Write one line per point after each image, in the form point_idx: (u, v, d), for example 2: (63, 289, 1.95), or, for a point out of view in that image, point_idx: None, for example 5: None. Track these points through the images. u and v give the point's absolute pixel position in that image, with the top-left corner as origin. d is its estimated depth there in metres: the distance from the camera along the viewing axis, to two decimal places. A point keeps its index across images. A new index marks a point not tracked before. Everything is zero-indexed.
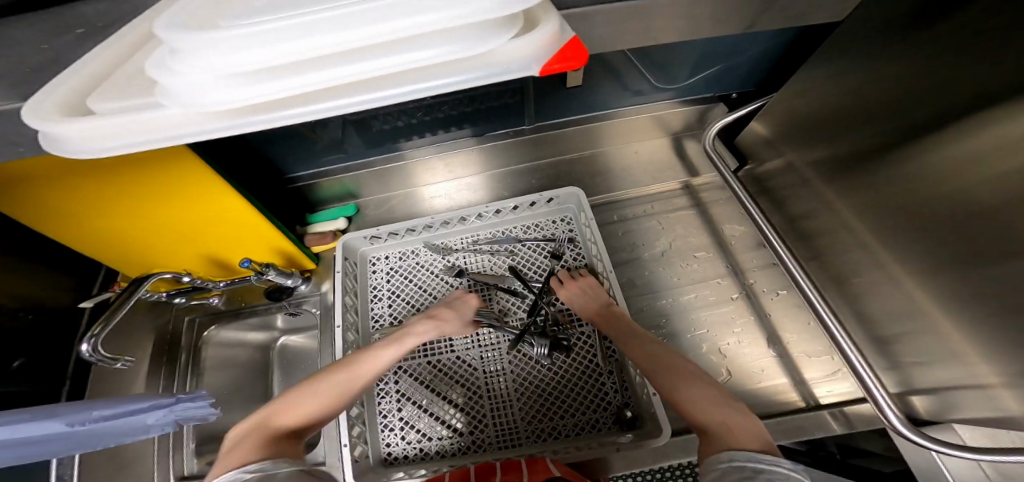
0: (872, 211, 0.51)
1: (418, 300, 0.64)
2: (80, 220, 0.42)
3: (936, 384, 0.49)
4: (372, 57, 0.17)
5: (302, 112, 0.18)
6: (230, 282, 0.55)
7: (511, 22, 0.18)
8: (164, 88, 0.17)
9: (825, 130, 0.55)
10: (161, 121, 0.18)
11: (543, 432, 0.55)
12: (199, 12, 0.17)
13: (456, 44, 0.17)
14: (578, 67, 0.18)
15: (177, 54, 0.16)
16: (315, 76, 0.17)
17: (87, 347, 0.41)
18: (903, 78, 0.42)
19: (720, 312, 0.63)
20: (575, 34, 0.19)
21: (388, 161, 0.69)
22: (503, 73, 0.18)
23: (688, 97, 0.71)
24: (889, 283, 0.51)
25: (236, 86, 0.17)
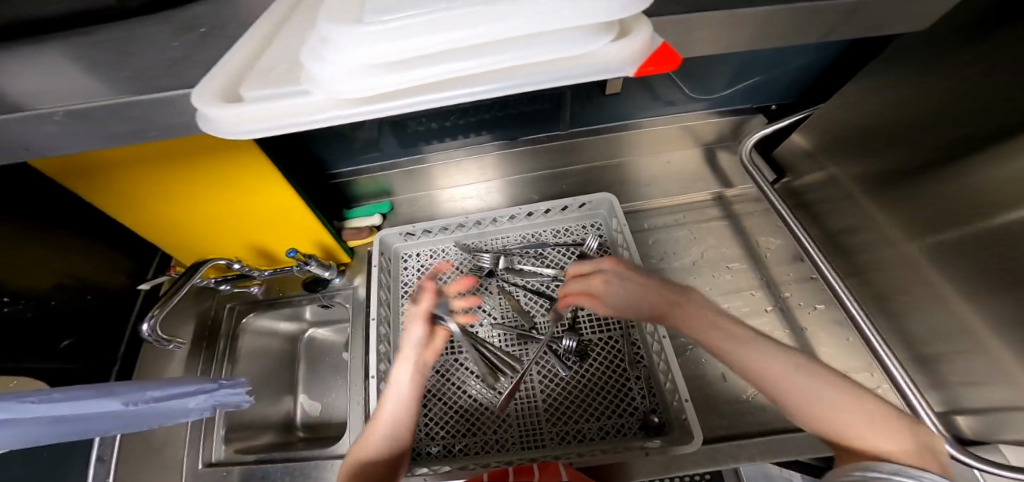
0: (925, 225, 0.50)
1: (449, 298, 0.65)
2: (149, 205, 0.45)
3: (985, 405, 0.47)
4: (498, 51, 0.17)
5: (426, 100, 0.18)
6: (273, 271, 0.57)
7: (609, 27, 0.18)
8: (315, 79, 0.18)
9: (872, 143, 0.55)
10: (299, 108, 0.19)
11: (568, 434, 0.55)
12: (338, 7, 0.18)
13: (572, 41, 0.17)
14: (670, 70, 0.19)
15: (330, 48, 0.17)
16: (458, 64, 0.17)
17: (147, 328, 0.43)
18: (965, 87, 0.42)
19: (753, 324, 0.62)
20: (663, 40, 0.20)
21: (416, 163, 0.71)
22: (602, 74, 0.19)
23: (721, 108, 0.71)
24: (938, 300, 0.50)
25: (367, 77, 0.17)
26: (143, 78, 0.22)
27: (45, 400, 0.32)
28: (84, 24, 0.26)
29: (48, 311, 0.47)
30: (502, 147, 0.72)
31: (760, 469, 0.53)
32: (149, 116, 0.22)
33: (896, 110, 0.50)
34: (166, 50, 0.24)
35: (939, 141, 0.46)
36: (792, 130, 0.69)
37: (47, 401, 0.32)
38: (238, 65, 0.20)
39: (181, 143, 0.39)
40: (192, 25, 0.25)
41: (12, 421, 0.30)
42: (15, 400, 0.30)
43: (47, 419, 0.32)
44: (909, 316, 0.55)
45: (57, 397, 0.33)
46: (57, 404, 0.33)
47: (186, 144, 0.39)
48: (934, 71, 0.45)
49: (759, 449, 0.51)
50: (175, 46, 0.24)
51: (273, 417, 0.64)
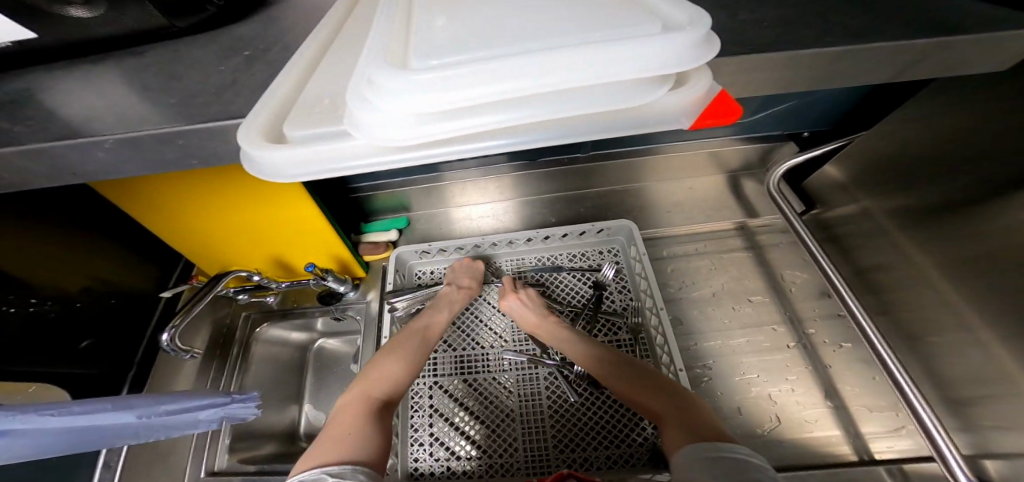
0: (964, 266, 0.48)
1: (461, 319, 0.64)
2: (176, 215, 0.46)
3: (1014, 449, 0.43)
4: (551, 104, 0.17)
5: (478, 146, 0.19)
6: (290, 283, 0.57)
7: (666, 77, 0.18)
8: (356, 117, 0.17)
9: (910, 180, 0.53)
10: (346, 152, 0.19)
11: (575, 462, 0.53)
12: (387, 47, 0.18)
13: (620, 93, 0.17)
14: (732, 122, 0.19)
15: (375, 91, 0.17)
16: (511, 116, 0.17)
17: (168, 336, 0.43)
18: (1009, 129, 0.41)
19: (775, 358, 0.59)
20: (722, 87, 0.19)
21: (429, 182, 0.70)
22: (658, 124, 0.19)
23: (749, 135, 0.69)
24: (979, 351, 0.47)
25: (416, 125, 0.17)
26: (191, 104, 0.23)
27: (64, 412, 0.33)
28: (136, 43, 0.27)
29: (72, 313, 0.48)
30: (522, 169, 0.71)
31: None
32: (190, 145, 0.23)
33: (939, 147, 0.49)
34: (212, 74, 0.25)
35: (986, 178, 0.44)
36: (826, 161, 0.67)
37: (64, 414, 0.33)
38: (283, 103, 0.21)
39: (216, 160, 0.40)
40: (240, 46, 0.26)
41: (30, 431, 0.31)
42: (35, 413, 0.31)
43: (62, 429, 0.33)
44: (942, 360, 0.52)
45: (76, 409, 0.34)
46: (75, 415, 0.34)
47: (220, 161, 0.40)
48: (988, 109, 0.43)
49: None
50: (221, 71, 0.25)
51: (278, 425, 0.64)
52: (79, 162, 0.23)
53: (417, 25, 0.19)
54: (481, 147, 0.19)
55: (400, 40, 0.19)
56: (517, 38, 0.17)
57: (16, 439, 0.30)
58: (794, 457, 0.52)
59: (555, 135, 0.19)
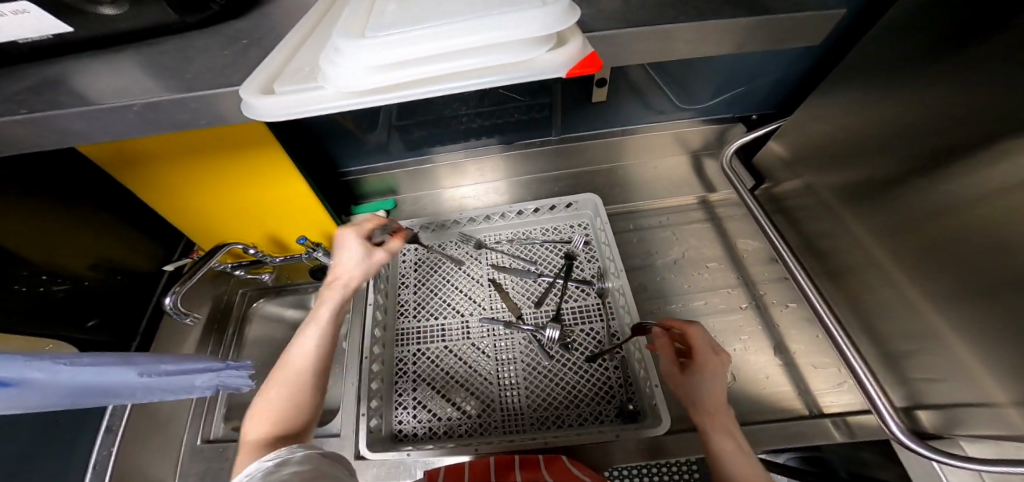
0: (886, 230, 0.54)
1: (442, 289, 0.69)
2: (177, 194, 0.50)
3: (950, 401, 0.49)
4: (475, 55, 0.22)
5: (418, 92, 0.23)
6: (284, 258, 0.63)
7: (548, 39, 0.24)
8: (329, 73, 0.23)
9: (841, 156, 0.59)
10: (315, 98, 0.23)
11: (548, 420, 0.58)
12: (353, 22, 0.24)
13: (524, 48, 0.23)
14: (593, 72, 0.25)
15: (342, 53, 0.23)
16: (440, 66, 0.22)
17: (170, 300, 0.48)
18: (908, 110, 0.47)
19: (731, 320, 0.65)
20: (592, 50, 0.25)
21: (422, 163, 0.76)
22: (544, 74, 0.23)
23: (709, 117, 0.76)
24: (902, 306, 0.53)
25: (375, 74, 0.22)
26: (201, 78, 0.28)
27: (75, 363, 0.37)
28: (155, 36, 0.32)
29: (81, 291, 0.52)
30: (500, 150, 0.77)
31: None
32: (201, 108, 0.28)
33: (862, 127, 0.54)
34: (217, 55, 0.30)
35: (899, 158, 0.49)
36: (769, 139, 0.74)
37: (73, 365, 0.37)
38: (273, 72, 0.26)
39: (208, 136, 0.44)
40: (239, 38, 0.31)
41: (44, 382, 0.34)
42: (50, 361, 0.35)
43: (70, 383, 0.37)
44: (877, 317, 0.58)
45: (86, 361, 0.38)
46: (84, 367, 0.38)
47: (211, 137, 0.44)
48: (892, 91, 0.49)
49: None
50: (225, 53, 0.30)
51: None
52: (111, 123, 0.28)
53: (378, 6, 0.25)
54: (419, 92, 0.23)
55: (363, 19, 0.24)
56: (452, 11, 0.23)
57: (30, 388, 0.33)
58: (749, 412, 0.57)
59: (485, 81, 0.23)
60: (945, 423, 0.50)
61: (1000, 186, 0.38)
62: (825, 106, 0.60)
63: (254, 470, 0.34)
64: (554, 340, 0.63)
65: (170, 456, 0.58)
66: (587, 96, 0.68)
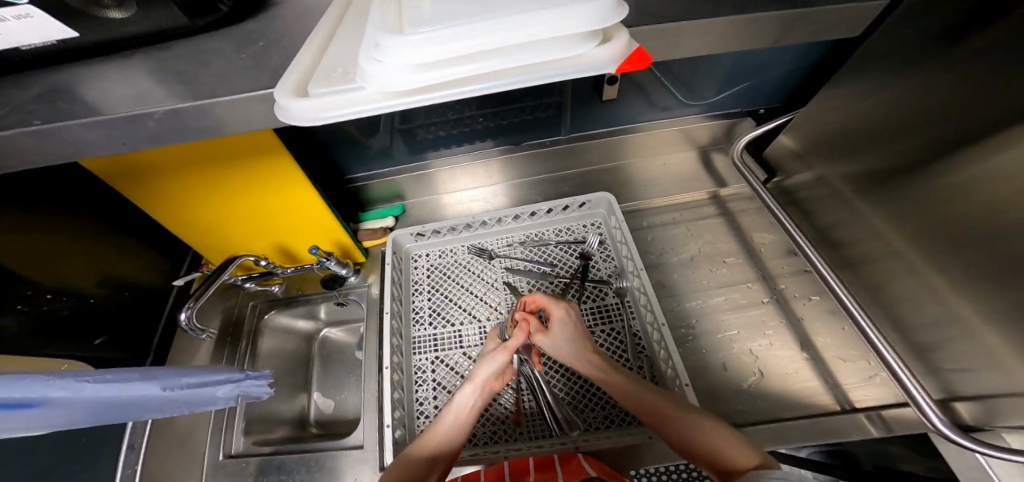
0: (904, 219, 0.53)
1: (457, 295, 0.68)
2: (184, 205, 0.49)
3: (986, 391, 0.48)
4: (524, 52, 0.22)
5: (466, 90, 0.22)
6: (296, 268, 0.61)
7: (595, 34, 0.23)
8: (366, 73, 0.22)
9: (852, 147, 0.59)
10: (355, 99, 0.22)
11: (574, 424, 0.57)
12: (389, 17, 0.23)
13: (572, 44, 0.22)
14: (643, 66, 0.24)
15: (380, 50, 0.22)
16: (487, 63, 0.22)
17: (185, 317, 0.47)
18: (914, 101, 0.47)
19: (751, 315, 0.65)
20: (639, 45, 0.24)
21: (419, 169, 0.75)
22: (592, 70, 0.23)
23: (716, 112, 0.75)
24: (926, 294, 0.52)
25: (422, 72, 0.21)
26: (221, 82, 0.27)
27: (96, 379, 0.34)
28: (165, 40, 0.31)
29: (87, 309, 0.51)
30: (499, 153, 0.76)
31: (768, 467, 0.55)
32: (225, 114, 0.27)
33: (869, 116, 0.54)
34: (234, 59, 0.29)
35: (911, 147, 0.49)
36: (780, 131, 0.74)
37: (97, 382, 0.34)
38: (299, 72, 0.25)
39: (217, 145, 0.42)
40: (254, 41, 0.30)
41: (69, 397, 0.31)
42: (72, 379, 0.32)
43: (95, 400, 0.33)
44: (901, 308, 0.57)
45: (108, 377, 0.35)
46: (106, 383, 0.34)
47: (221, 145, 0.42)
48: (903, 81, 0.47)
49: (760, 437, 0.54)
50: (243, 56, 0.29)
51: (288, 413, 0.66)
52: (127, 133, 0.27)
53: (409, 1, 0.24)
54: (468, 91, 0.22)
55: (395, 14, 0.23)
56: (494, 5, 0.22)
57: (53, 408, 0.30)
58: (778, 408, 0.57)
59: (535, 77, 0.22)
60: (985, 415, 0.49)
61: (1018, 170, 0.38)
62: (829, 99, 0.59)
63: None
64: None
65: (188, 475, 0.56)
66: (597, 92, 0.66)
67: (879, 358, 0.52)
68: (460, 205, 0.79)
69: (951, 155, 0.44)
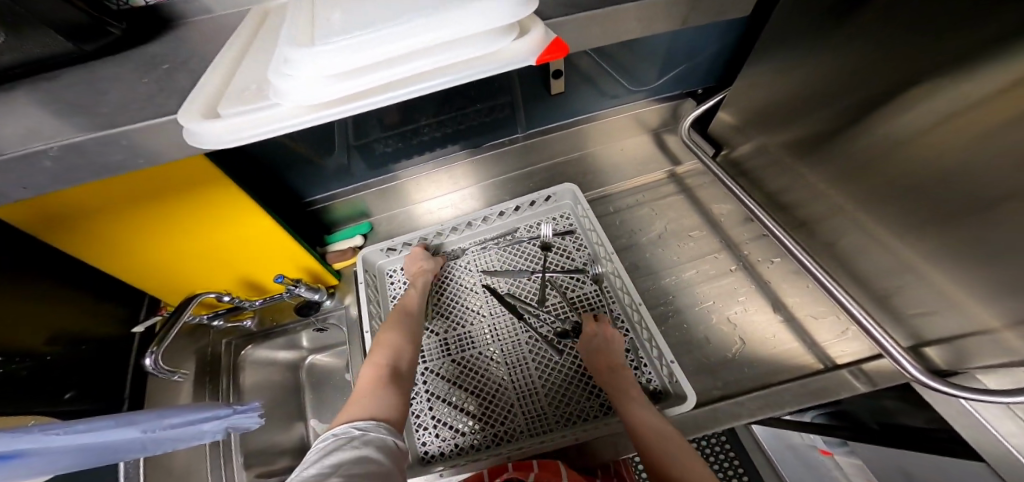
0: (840, 174, 0.56)
1: (437, 305, 0.67)
2: (131, 247, 0.47)
3: (946, 333, 0.50)
4: (440, 52, 0.22)
5: (389, 97, 0.22)
6: (264, 300, 0.60)
7: (511, 29, 0.24)
8: (280, 90, 0.22)
9: (786, 113, 0.62)
10: (273, 117, 0.22)
11: (572, 415, 0.57)
12: (299, 33, 0.23)
13: (489, 40, 0.23)
14: (562, 56, 0.25)
15: (290, 66, 0.21)
16: (402, 67, 0.22)
17: (150, 362, 0.44)
18: (832, 56, 0.50)
19: (723, 284, 0.67)
20: (556, 35, 0.25)
21: (385, 183, 0.74)
22: (511, 64, 0.23)
23: (659, 95, 0.78)
24: (873, 243, 0.55)
25: (336, 82, 0.21)
26: (124, 112, 0.27)
27: (66, 429, 0.28)
28: (46, 70, 0.31)
29: (43, 367, 0.44)
30: (467, 155, 0.76)
31: (783, 440, 0.68)
32: (134, 144, 0.27)
33: (795, 80, 0.57)
34: (138, 86, 0.29)
35: (835, 103, 0.52)
36: (719, 108, 0.77)
37: (66, 432, 0.28)
38: (211, 95, 0.24)
39: (154, 180, 0.41)
40: (181, 74, 0.30)
41: (37, 453, 0.26)
42: (39, 431, 0.26)
43: (69, 449, 0.28)
44: (855, 259, 0.60)
45: (79, 427, 0.29)
46: (78, 432, 0.29)
47: (158, 180, 0.41)
48: (817, 41, 0.50)
49: (757, 405, 0.54)
50: (147, 83, 0.29)
51: (286, 443, 0.64)
52: (33, 174, 0.26)
53: (318, 18, 0.24)
54: (392, 97, 0.22)
55: (305, 30, 0.23)
56: (402, 13, 0.22)
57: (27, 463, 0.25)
58: (765, 374, 0.58)
59: (456, 77, 0.22)
60: (957, 358, 0.50)
61: (922, 113, 0.41)
62: (760, 69, 0.62)
63: (343, 429, 0.42)
64: (558, 335, 0.63)
65: None
66: (545, 87, 0.67)
67: (844, 311, 0.55)
68: (435, 213, 0.79)
69: (875, 108, 0.47)
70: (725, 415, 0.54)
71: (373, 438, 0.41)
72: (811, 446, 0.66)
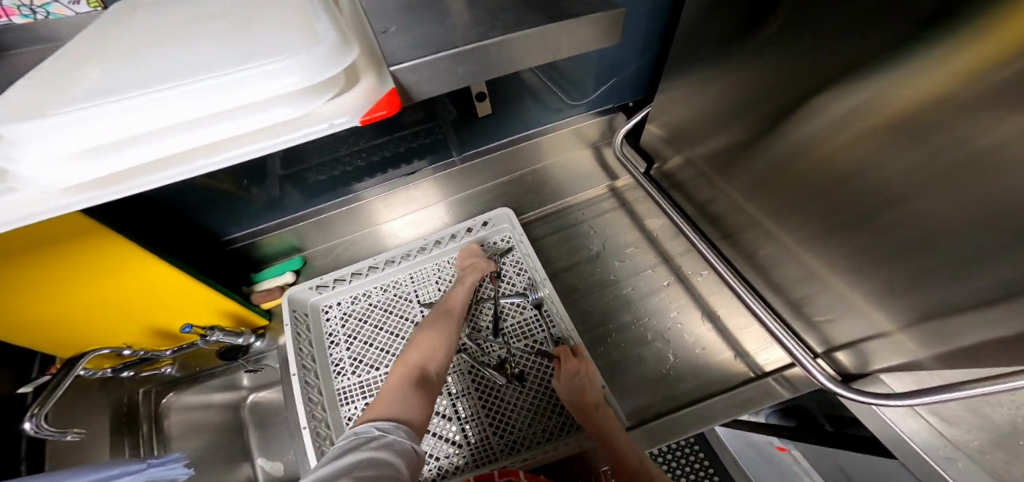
0: (754, 188, 0.57)
1: (376, 339, 0.65)
2: (1, 312, 0.41)
3: (848, 338, 0.52)
4: (224, 122, 0.24)
5: (174, 172, 0.23)
6: (175, 350, 0.58)
7: (327, 87, 0.25)
8: (19, 172, 0.22)
9: (706, 129, 0.62)
10: (25, 199, 0.22)
11: (516, 443, 0.57)
12: (26, 107, 0.24)
13: (282, 104, 0.24)
14: (391, 112, 0.26)
15: (25, 143, 0.22)
16: (167, 142, 0.23)
17: (30, 426, 0.40)
18: (744, 72, 0.50)
19: (658, 299, 0.67)
20: (390, 87, 0.26)
21: (348, 204, 0.73)
22: (334, 123, 0.25)
23: (595, 109, 0.78)
24: (786, 254, 0.56)
25: (96, 163, 0.22)
26: None
27: None
28: None
29: None
30: (432, 172, 0.76)
31: (744, 439, 0.68)
32: None
33: (713, 95, 0.58)
34: None
35: (750, 117, 0.53)
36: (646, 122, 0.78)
37: None
38: None
39: (14, 240, 0.37)
40: None
41: None
42: None
43: None
44: (773, 268, 0.60)
45: None
46: None
47: (20, 240, 0.37)
48: (730, 57, 0.51)
49: (687, 422, 0.54)
50: None
51: None
52: None
53: (72, 86, 0.25)
54: (181, 169, 0.23)
55: (55, 99, 0.24)
56: (165, 80, 0.24)
57: None
58: (698, 387, 0.59)
59: (250, 145, 0.24)
60: (860, 361, 0.53)
61: (825, 129, 0.41)
62: (679, 85, 0.63)
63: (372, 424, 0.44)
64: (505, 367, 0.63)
65: None
66: (472, 112, 0.68)
67: (761, 322, 0.56)
68: (393, 234, 0.79)
69: (783, 122, 0.47)
70: (661, 433, 0.54)
71: (393, 441, 0.42)
72: (767, 441, 0.66)
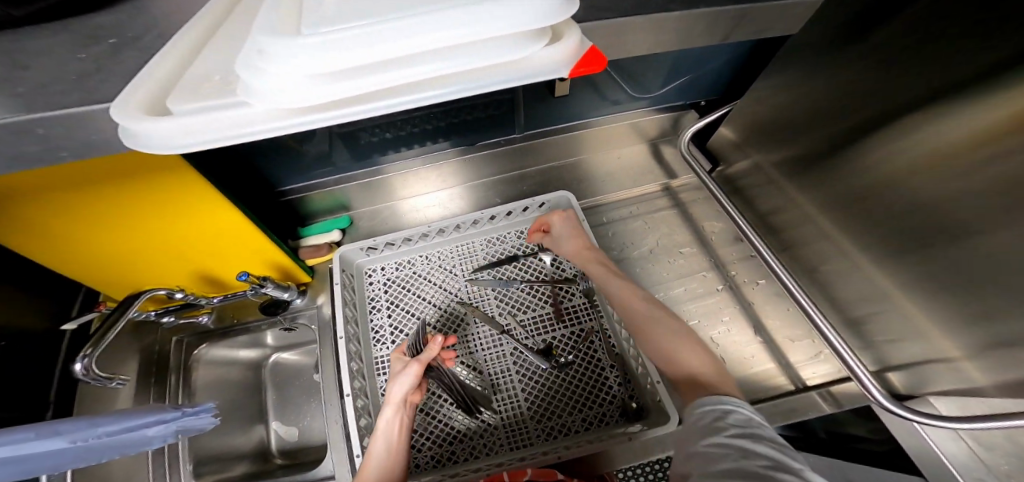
0: (830, 202, 0.57)
1: (418, 308, 0.64)
2: (66, 233, 0.39)
3: (907, 360, 0.53)
4: (438, 59, 0.20)
5: (370, 109, 0.20)
6: (223, 297, 0.55)
7: (544, 33, 0.22)
8: (249, 91, 0.20)
9: (782, 136, 0.61)
10: (237, 117, 0.20)
11: (553, 429, 0.56)
12: (280, 21, 0.21)
13: (510, 46, 0.21)
14: (598, 69, 0.23)
15: (266, 55, 0.19)
16: (405, 70, 0.20)
17: (81, 368, 0.38)
18: (832, 92, 0.49)
19: (708, 303, 0.67)
20: (592, 44, 0.24)
21: (371, 175, 0.70)
22: (543, 74, 0.22)
23: (660, 105, 0.76)
24: (855, 271, 0.56)
25: (319, 85, 0.19)
26: (43, 93, 0.23)
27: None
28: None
29: None
30: (455, 154, 0.73)
31: None
32: (54, 134, 0.23)
33: (793, 105, 0.56)
34: (72, 62, 0.25)
35: (828, 135, 0.53)
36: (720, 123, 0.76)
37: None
38: (163, 80, 0.23)
39: (96, 165, 0.35)
40: (143, 57, 0.25)
41: None
42: None
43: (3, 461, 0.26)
44: (834, 284, 0.61)
45: None
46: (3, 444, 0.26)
47: (101, 165, 0.35)
48: (823, 71, 0.49)
49: None
50: (84, 59, 0.25)
51: (246, 446, 0.60)
52: None
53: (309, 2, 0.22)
54: (377, 106, 0.20)
55: (294, 14, 0.21)
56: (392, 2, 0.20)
57: None
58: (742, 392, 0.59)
59: (462, 86, 0.21)
60: (914, 382, 0.53)
61: (919, 156, 0.41)
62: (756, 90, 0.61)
63: None
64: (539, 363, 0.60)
65: None
66: (549, 89, 0.65)
67: (820, 335, 0.56)
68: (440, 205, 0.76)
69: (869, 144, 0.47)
70: None
71: None
72: None
